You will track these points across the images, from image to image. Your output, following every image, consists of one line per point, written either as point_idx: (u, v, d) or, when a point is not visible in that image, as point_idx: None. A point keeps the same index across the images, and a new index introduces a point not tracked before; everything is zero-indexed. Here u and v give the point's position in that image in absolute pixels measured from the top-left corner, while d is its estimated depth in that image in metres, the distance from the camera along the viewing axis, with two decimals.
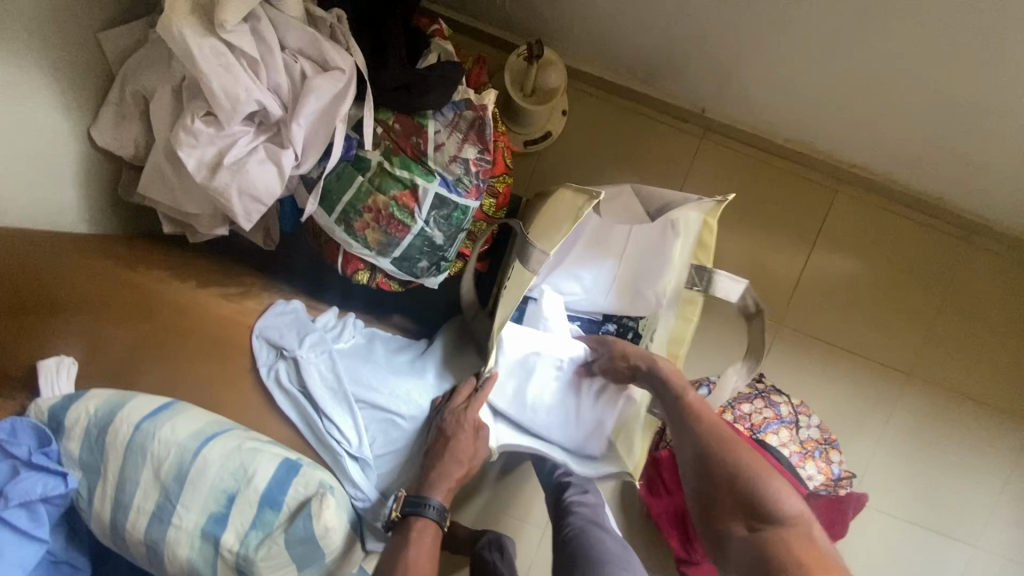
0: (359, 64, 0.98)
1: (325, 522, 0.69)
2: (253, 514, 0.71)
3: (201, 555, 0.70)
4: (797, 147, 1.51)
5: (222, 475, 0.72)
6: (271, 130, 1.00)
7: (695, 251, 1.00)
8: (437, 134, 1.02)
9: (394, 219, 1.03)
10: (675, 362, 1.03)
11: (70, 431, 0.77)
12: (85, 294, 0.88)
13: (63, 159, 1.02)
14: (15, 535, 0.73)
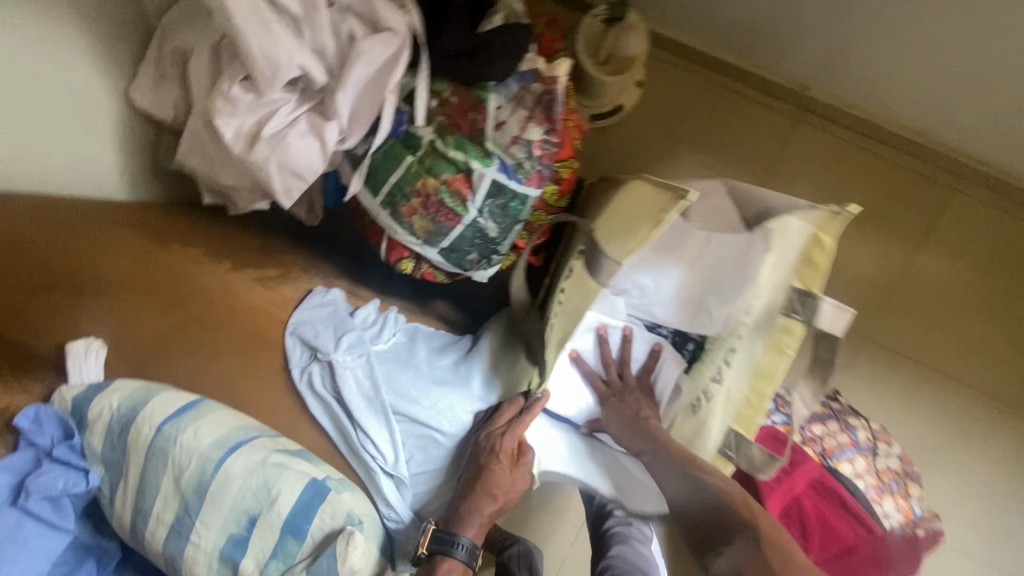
0: (415, 24, 0.85)
1: (352, 564, 0.62)
2: (275, 541, 0.64)
3: None
4: (913, 135, 1.28)
5: (243, 496, 0.65)
6: (315, 99, 0.89)
7: (800, 270, 0.83)
8: (499, 111, 0.89)
9: (445, 206, 0.91)
10: (763, 400, 0.86)
11: (92, 425, 0.72)
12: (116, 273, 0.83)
13: (99, 121, 0.95)
14: (39, 525, 0.70)
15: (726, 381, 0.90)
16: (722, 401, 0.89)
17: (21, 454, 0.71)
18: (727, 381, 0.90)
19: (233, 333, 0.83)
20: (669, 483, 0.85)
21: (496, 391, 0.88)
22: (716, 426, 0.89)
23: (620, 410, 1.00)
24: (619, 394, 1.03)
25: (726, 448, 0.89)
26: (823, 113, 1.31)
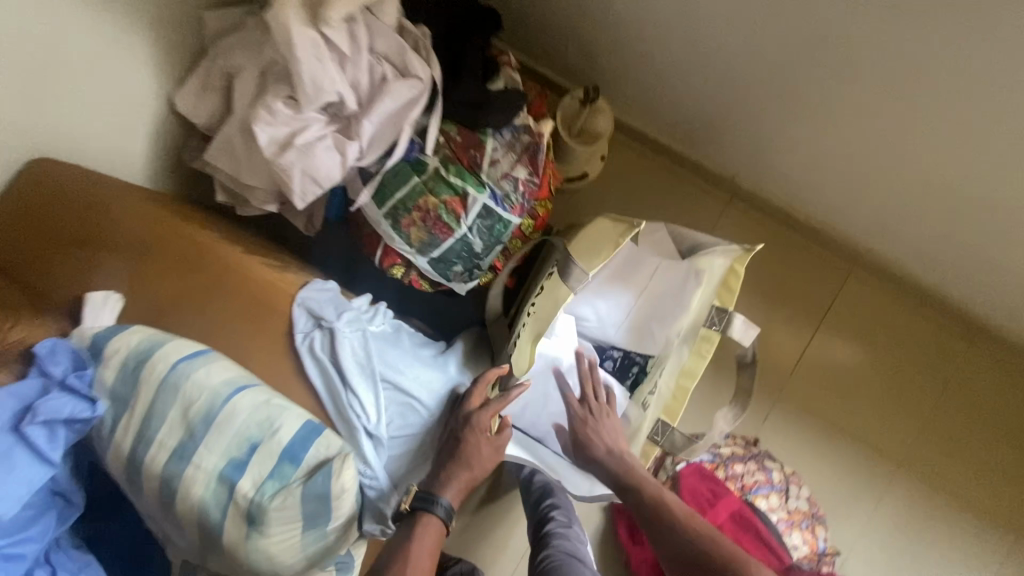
0: (436, 77, 1.06)
1: (344, 482, 0.72)
2: (272, 465, 0.72)
3: (214, 497, 0.71)
4: (814, 223, 1.59)
5: (251, 423, 0.74)
6: (342, 123, 1.07)
7: (719, 291, 1.04)
8: (494, 151, 1.10)
9: (441, 220, 1.09)
10: (686, 395, 1.06)
11: (108, 359, 0.80)
12: (138, 236, 0.93)
13: (139, 115, 1.09)
14: (31, 452, 0.74)
15: (659, 387, 1.08)
16: (654, 400, 1.08)
17: (32, 380, 0.76)
18: (661, 387, 1.08)
19: (241, 302, 0.94)
20: (661, 547, 0.91)
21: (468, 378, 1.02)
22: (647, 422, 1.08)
23: (595, 432, 1.06)
24: (590, 414, 1.07)
25: (654, 435, 1.08)
26: (748, 200, 1.62)
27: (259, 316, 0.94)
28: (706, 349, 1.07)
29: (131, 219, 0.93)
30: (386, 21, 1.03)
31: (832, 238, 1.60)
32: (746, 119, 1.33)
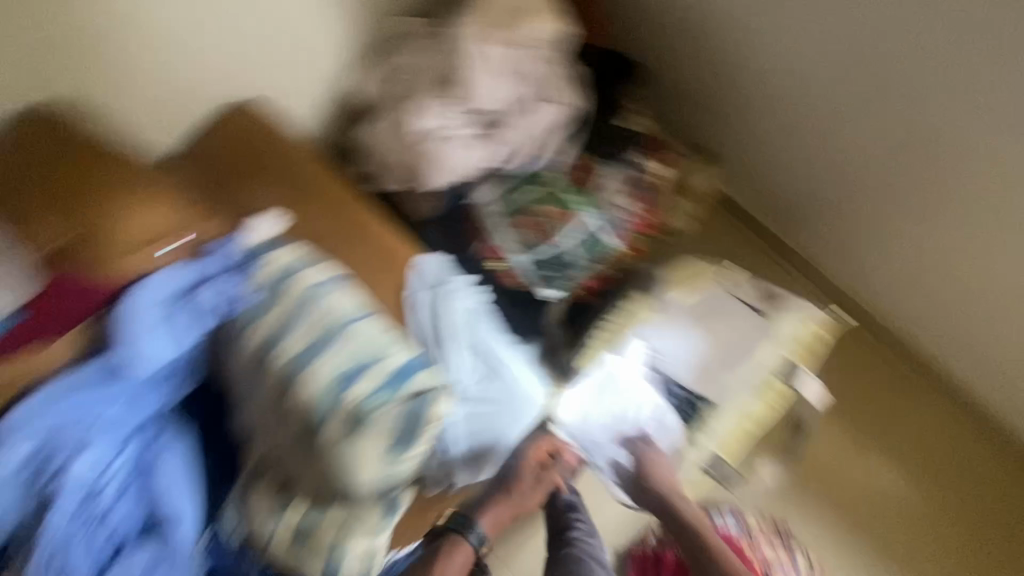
0: (580, 105, 1.19)
1: (437, 411, 0.83)
2: (380, 381, 0.82)
3: (328, 395, 0.81)
4: (926, 357, 1.39)
5: (371, 343, 0.85)
6: (483, 127, 1.15)
7: (791, 346, 1.16)
8: (607, 180, 1.21)
9: (549, 228, 1.16)
10: (746, 437, 1.14)
11: (256, 268, 0.93)
12: (300, 177, 1.07)
13: (311, 75, 1.21)
14: (175, 330, 0.91)
15: (721, 424, 1.14)
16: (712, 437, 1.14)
17: (191, 271, 0.92)
18: (722, 425, 1.14)
19: (364, 254, 1.03)
20: None
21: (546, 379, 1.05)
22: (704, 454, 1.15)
23: (654, 467, 1.12)
24: (650, 450, 1.13)
25: (705, 466, 1.19)
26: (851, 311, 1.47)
27: (378, 271, 1.01)
28: (770, 396, 1.15)
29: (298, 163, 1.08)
30: (551, 56, 1.15)
31: (944, 381, 1.39)
32: (870, 204, 1.27)
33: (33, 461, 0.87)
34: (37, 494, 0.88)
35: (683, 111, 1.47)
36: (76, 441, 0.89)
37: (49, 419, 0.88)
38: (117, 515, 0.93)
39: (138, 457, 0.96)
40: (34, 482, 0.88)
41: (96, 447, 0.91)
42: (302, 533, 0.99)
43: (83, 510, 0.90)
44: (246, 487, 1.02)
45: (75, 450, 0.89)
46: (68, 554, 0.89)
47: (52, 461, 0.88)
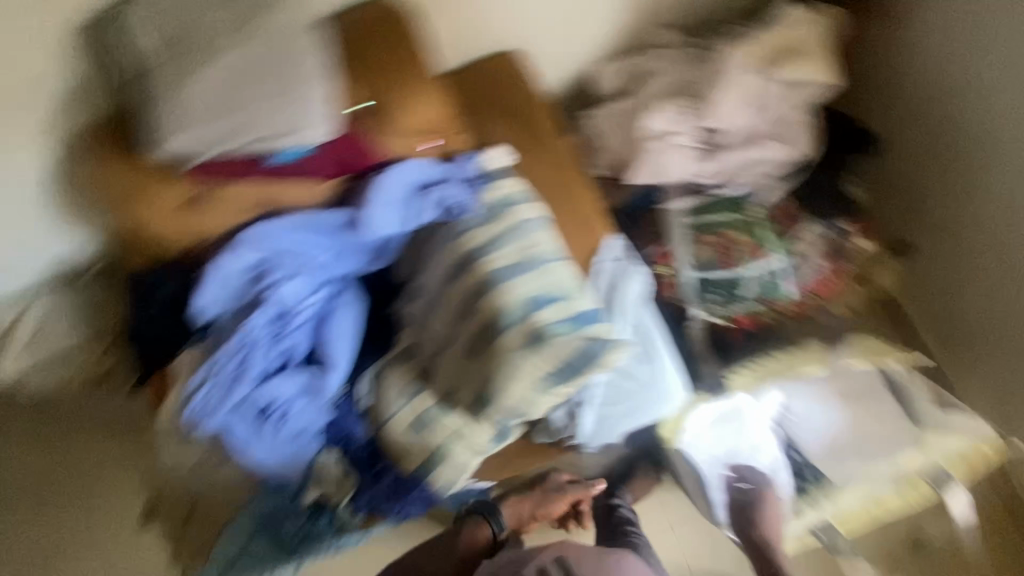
0: (809, 154, 1.21)
1: (612, 359, 0.87)
2: (568, 315, 0.88)
3: (519, 308, 0.89)
4: None
5: (567, 284, 0.92)
6: (705, 145, 1.21)
7: (951, 460, 1.09)
8: (805, 234, 1.22)
9: (733, 254, 1.18)
10: (870, 520, 1.09)
11: (488, 187, 1.03)
12: (538, 124, 1.14)
13: (567, 58, 1.30)
14: (406, 212, 1.03)
15: (845, 494, 1.10)
16: (827, 507, 1.10)
17: (436, 168, 1.04)
18: (845, 498, 1.10)
19: (570, 210, 1.06)
20: None
21: (691, 392, 1.02)
22: (814, 517, 1.10)
23: (763, 507, 1.09)
24: (764, 490, 1.10)
25: (816, 531, 1.11)
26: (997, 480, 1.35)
27: (577, 229, 1.05)
28: (909, 494, 1.09)
29: (542, 113, 1.15)
30: (797, 103, 1.20)
31: None
32: None
33: (257, 268, 1.04)
34: (250, 296, 1.04)
35: (895, 201, 1.42)
36: (291, 267, 1.05)
37: (283, 240, 1.02)
38: (292, 339, 1.07)
39: (323, 303, 1.10)
40: (250, 285, 1.04)
41: (301, 278, 1.06)
42: (420, 422, 1.10)
43: (273, 324, 1.05)
44: (387, 364, 1.16)
45: (287, 274, 1.05)
46: (250, 352, 1.04)
47: (270, 274, 1.04)
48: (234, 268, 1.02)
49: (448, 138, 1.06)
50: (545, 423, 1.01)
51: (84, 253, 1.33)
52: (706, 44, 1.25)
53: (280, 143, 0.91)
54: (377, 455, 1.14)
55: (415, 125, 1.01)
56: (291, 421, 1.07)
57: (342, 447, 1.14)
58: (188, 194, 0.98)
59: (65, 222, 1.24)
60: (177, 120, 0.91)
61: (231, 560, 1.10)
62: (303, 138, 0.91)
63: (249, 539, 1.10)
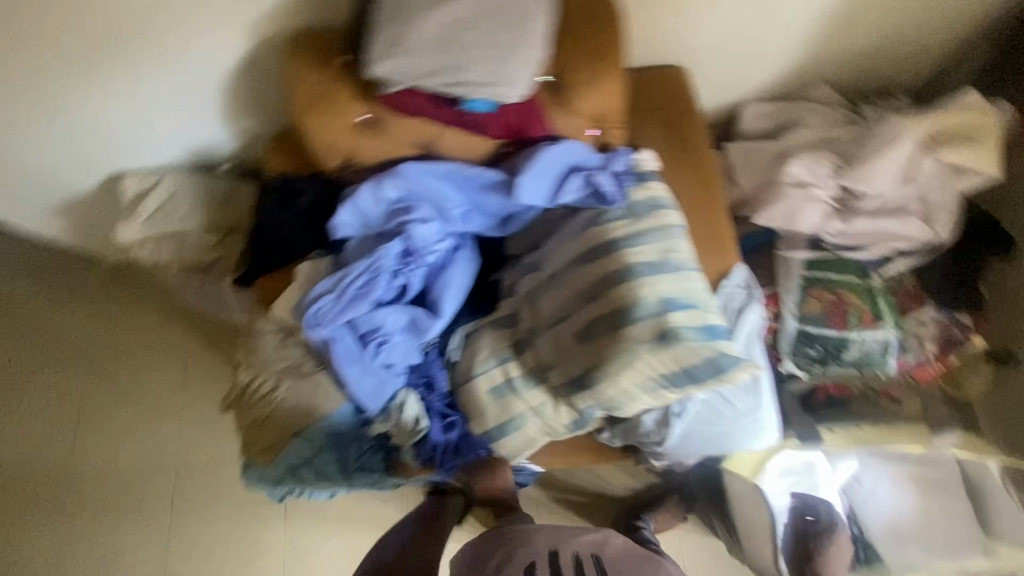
0: (945, 238, 1.16)
1: (737, 377, 0.87)
2: (701, 323, 0.89)
3: (654, 304, 0.90)
4: None
5: (702, 296, 0.93)
6: (840, 206, 1.23)
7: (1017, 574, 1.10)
8: (927, 317, 1.18)
9: (845, 316, 1.18)
10: None
11: (639, 186, 1.05)
12: (689, 143, 1.17)
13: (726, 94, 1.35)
14: (553, 188, 1.06)
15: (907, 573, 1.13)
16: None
17: (593, 156, 1.07)
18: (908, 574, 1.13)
19: (702, 230, 1.09)
20: None
21: (781, 438, 1.04)
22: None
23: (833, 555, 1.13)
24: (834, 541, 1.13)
25: None
26: None
27: (707, 251, 1.08)
28: None
29: (693, 133, 1.18)
30: (958, 188, 1.15)
31: None
32: None
33: (400, 201, 1.10)
34: (387, 225, 1.10)
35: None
36: (430, 210, 1.10)
37: (431, 183, 1.10)
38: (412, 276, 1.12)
39: (447, 252, 1.14)
40: (390, 215, 1.10)
41: (436, 223, 1.11)
42: (503, 388, 1.12)
43: (400, 256, 1.10)
44: (482, 325, 1.18)
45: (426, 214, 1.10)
46: (374, 277, 1.08)
47: (411, 210, 1.09)
48: (381, 195, 1.08)
49: (608, 128, 1.08)
50: (634, 423, 1.03)
51: (233, 147, 1.43)
52: (863, 117, 1.29)
53: (469, 94, 0.88)
54: (453, 407, 1.18)
55: (586, 111, 1.03)
56: (389, 352, 1.11)
57: (422, 390, 1.17)
58: (363, 118, 1.04)
59: (226, 114, 1.32)
60: (381, 43, 0.86)
61: (290, 468, 1.11)
62: (493, 97, 0.89)
63: (314, 453, 1.11)
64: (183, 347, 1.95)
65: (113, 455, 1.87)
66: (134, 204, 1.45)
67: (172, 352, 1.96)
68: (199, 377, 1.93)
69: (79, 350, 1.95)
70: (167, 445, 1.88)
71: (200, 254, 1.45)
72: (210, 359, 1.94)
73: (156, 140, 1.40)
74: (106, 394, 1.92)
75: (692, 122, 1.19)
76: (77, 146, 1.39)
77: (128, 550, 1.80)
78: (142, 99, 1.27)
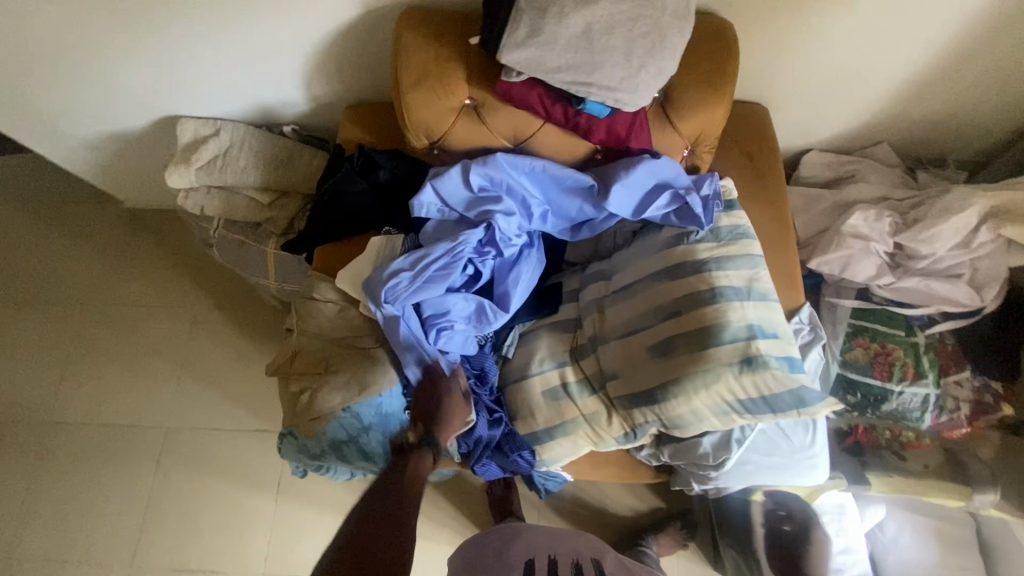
0: (987, 308, 1.21)
1: (815, 412, 0.89)
2: (784, 354, 0.92)
3: (739, 329, 0.93)
4: None
5: (785, 328, 0.96)
6: (892, 262, 1.25)
7: None
8: (963, 380, 1.23)
9: (889, 367, 1.22)
10: None
11: (726, 214, 1.07)
12: (762, 180, 1.20)
13: (793, 137, 1.39)
14: (641, 203, 1.07)
15: None
16: None
17: (685, 177, 1.08)
18: None
19: (774, 266, 1.13)
20: None
21: (829, 478, 1.07)
22: None
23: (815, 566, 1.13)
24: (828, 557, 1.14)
25: None
26: None
27: (779, 287, 1.12)
28: None
29: (766, 170, 1.21)
30: (1009, 262, 1.20)
31: None
32: None
33: (486, 190, 1.08)
34: (470, 213, 1.09)
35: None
36: (515, 204, 1.10)
37: (520, 177, 1.09)
38: (487, 267, 1.11)
39: (521, 247, 1.13)
40: (473, 203, 1.08)
41: (518, 217, 1.10)
42: (559, 391, 1.10)
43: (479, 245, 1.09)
44: (542, 326, 1.18)
45: (510, 208, 1.09)
46: (452, 263, 1.07)
47: (497, 201, 1.08)
48: (470, 181, 1.07)
49: (700, 151, 1.10)
50: (691, 443, 1.05)
51: (303, 109, 1.41)
52: (918, 181, 1.34)
53: (590, 96, 0.89)
54: (500, 403, 1.17)
55: (687, 132, 1.05)
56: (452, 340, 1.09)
57: (473, 382, 1.15)
58: (467, 102, 1.04)
59: (308, 75, 1.30)
60: (518, 31, 0.85)
61: (334, 443, 1.08)
62: (611, 103, 0.90)
63: (360, 432, 1.08)
64: (187, 307, 1.79)
65: (94, 408, 1.71)
66: (190, 150, 1.39)
67: (173, 307, 1.79)
68: (201, 340, 1.77)
69: (73, 290, 1.80)
70: (153, 407, 1.72)
71: (250, 211, 1.40)
72: (212, 319, 1.79)
73: (227, 89, 1.36)
74: (93, 339, 1.76)
75: (767, 159, 1.22)
76: (144, 81, 1.33)
77: (94, 516, 1.63)
78: (227, 45, 1.24)
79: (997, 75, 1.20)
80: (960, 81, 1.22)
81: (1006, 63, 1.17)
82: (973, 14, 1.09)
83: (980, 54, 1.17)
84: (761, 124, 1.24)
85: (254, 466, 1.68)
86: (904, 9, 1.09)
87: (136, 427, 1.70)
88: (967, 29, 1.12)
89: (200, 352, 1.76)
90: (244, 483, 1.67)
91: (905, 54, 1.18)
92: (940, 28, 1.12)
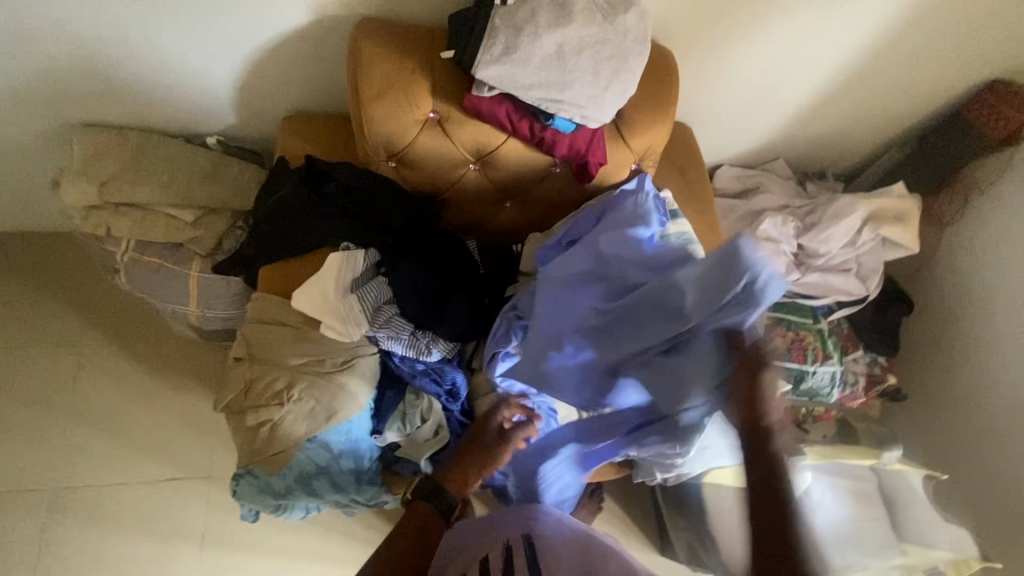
0: (870, 294, 1.44)
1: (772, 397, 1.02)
2: None
3: None
4: None
5: None
6: (797, 258, 1.44)
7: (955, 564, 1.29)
8: (856, 359, 1.46)
9: (803, 351, 1.40)
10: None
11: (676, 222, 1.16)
12: (692, 192, 1.33)
13: (708, 155, 1.55)
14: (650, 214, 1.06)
15: None
16: None
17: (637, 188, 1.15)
18: None
19: None
20: None
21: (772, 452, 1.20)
22: None
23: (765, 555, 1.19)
24: None
25: None
26: None
27: None
28: None
29: (695, 182, 1.34)
30: (883, 256, 1.44)
31: None
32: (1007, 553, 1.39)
33: (623, 292, 0.97)
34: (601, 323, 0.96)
35: (910, 364, 1.56)
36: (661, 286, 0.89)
37: (641, 261, 0.97)
38: (725, 370, 0.80)
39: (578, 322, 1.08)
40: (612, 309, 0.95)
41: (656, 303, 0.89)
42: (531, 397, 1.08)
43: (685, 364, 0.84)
44: None
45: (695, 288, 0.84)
46: (658, 382, 0.88)
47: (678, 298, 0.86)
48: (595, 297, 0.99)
49: (646, 166, 1.19)
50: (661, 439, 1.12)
51: (229, 120, 1.29)
52: (807, 191, 1.54)
53: (561, 112, 0.95)
54: (470, 417, 1.15)
55: (637, 147, 1.13)
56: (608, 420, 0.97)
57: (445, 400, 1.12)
58: (431, 115, 1.04)
59: (240, 84, 1.21)
60: (493, 48, 0.90)
61: (301, 478, 1.03)
62: (578, 119, 0.97)
63: (331, 461, 1.04)
64: (71, 345, 1.52)
65: None
66: (90, 162, 1.21)
67: (56, 347, 1.51)
68: (87, 380, 1.50)
69: None
70: (22, 468, 1.41)
71: (167, 231, 1.24)
72: (98, 357, 1.52)
73: (138, 96, 1.21)
74: None
75: (694, 172, 1.35)
76: (33, 83, 1.15)
77: None
78: (143, 47, 1.11)
79: (863, 105, 1.44)
80: (838, 109, 1.45)
81: (870, 96, 1.42)
82: (846, 55, 1.32)
83: (852, 88, 1.40)
84: (686, 141, 1.38)
85: (161, 524, 1.42)
86: (796, 48, 1.28)
87: (4, 495, 1.38)
88: (844, 66, 1.34)
89: (86, 395, 1.49)
90: (145, 543, 1.41)
91: (798, 86, 1.38)
92: (824, 65, 1.33)
